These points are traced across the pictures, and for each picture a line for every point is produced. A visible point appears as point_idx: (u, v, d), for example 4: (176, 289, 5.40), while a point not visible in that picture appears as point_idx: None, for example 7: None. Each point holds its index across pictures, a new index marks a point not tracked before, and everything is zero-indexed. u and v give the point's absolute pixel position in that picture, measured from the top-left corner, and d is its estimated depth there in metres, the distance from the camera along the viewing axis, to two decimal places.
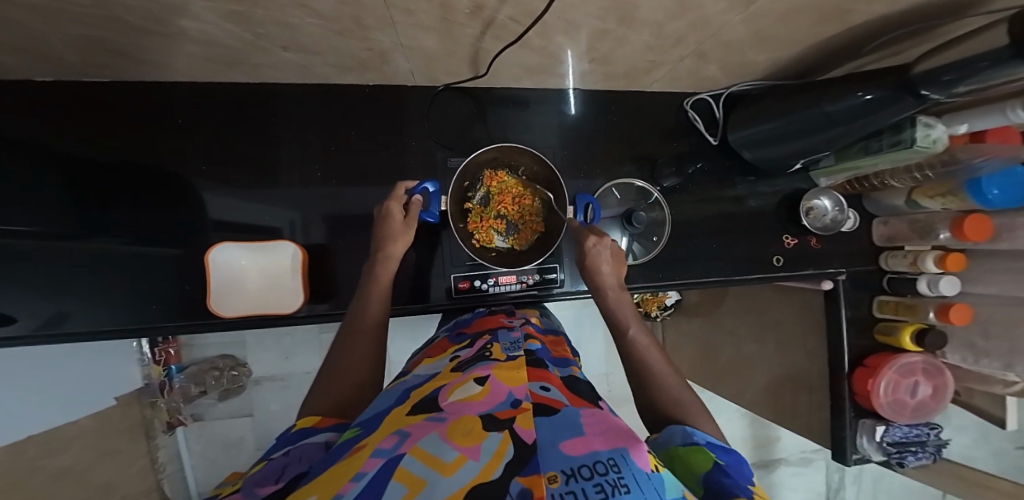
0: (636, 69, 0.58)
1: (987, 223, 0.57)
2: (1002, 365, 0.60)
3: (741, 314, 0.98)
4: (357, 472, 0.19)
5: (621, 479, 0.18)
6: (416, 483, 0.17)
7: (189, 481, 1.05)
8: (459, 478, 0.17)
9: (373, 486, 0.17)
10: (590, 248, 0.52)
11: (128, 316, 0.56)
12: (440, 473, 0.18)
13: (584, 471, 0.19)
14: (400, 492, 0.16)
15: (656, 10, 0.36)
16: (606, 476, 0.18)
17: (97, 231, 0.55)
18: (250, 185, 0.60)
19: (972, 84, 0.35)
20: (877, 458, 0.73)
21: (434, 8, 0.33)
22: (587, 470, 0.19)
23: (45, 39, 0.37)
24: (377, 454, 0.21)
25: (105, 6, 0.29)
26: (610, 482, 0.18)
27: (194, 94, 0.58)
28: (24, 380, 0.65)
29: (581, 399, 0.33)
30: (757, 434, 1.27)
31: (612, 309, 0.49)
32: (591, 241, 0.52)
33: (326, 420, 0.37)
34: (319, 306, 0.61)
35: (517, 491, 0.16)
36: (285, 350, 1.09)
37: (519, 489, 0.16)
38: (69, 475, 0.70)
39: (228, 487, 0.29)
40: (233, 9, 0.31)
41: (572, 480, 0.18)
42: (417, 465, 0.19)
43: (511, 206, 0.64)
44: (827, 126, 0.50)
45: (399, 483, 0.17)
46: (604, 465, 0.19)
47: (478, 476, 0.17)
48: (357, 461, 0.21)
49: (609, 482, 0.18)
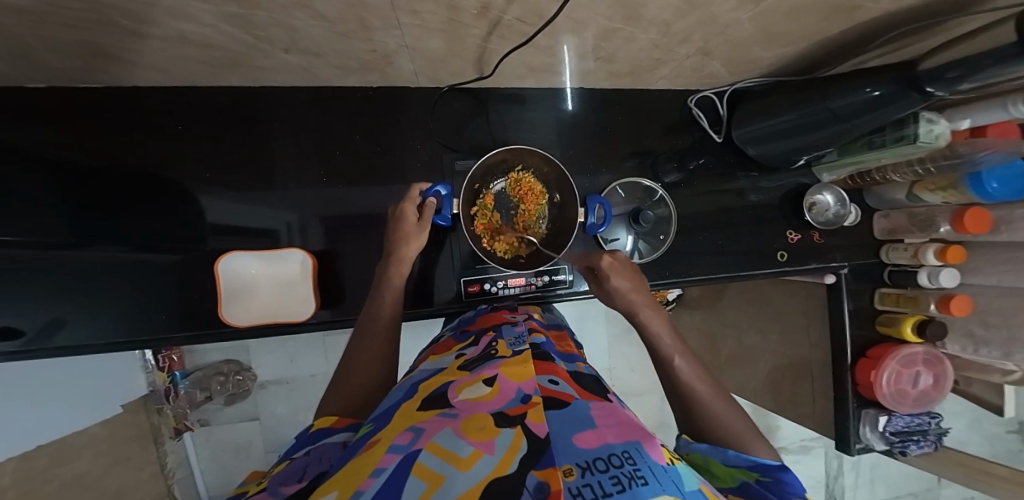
0: (642, 67, 0.58)
1: (986, 216, 0.58)
2: (1002, 353, 0.62)
3: (743, 307, 0.99)
4: (376, 468, 0.19)
5: (637, 470, 0.18)
6: (435, 479, 0.17)
7: (200, 485, 1.05)
8: (477, 473, 0.17)
9: (392, 482, 0.17)
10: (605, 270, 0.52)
11: (134, 327, 0.55)
12: (458, 468, 0.18)
13: (599, 464, 0.19)
14: (419, 487, 0.16)
15: (664, 9, 0.36)
16: (622, 468, 0.18)
17: (99, 240, 0.55)
18: (254, 191, 0.60)
19: (975, 81, 0.36)
20: (880, 448, 0.74)
21: (441, 9, 0.33)
22: (602, 463, 0.19)
23: (35, 44, 0.36)
24: (393, 450, 0.21)
25: (100, 10, 0.28)
26: (626, 474, 0.18)
27: (191, 98, 0.57)
28: (30, 392, 0.65)
29: (591, 393, 0.33)
30: (758, 424, 1.34)
31: (649, 332, 0.47)
32: (604, 263, 0.52)
33: (342, 420, 0.37)
34: (326, 313, 0.61)
35: (534, 485, 0.16)
36: (289, 353, 1.08)
37: (537, 483, 0.16)
38: (77, 483, 0.70)
39: (252, 486, 0.29)
40: (235, 11, 0.30)
41: (588, 473, 0.18)
42: (433, 460, 0.19)
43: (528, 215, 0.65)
44: (833, 122, 0.51)
45: (418, 479, 0.17)
46: (618, 458, 0.20)
47: (495, 470, 0.18)
48: (372, 457, 0.21)
49: (625, 474, 0.18)
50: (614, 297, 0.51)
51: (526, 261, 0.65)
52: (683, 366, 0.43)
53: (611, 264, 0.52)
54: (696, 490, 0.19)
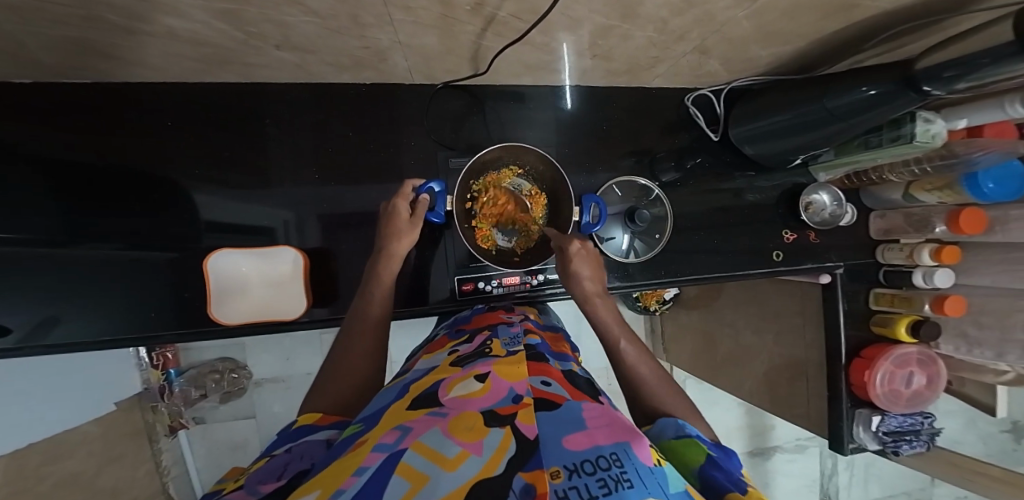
0: (639, 65, 0.58)
1: (981, 216, 0.59)
2: (995, 354, 0.63)
3: (740, 307, 1.00)
4: (360, 466, 0.19)
5: (624, 473, 0.18)
6: (419, 478, 0.17)
7: (195, 483, 1.05)
8: (463, 474, 0.17)
9: (375, 481, 0.17)
10: (573, 253, 0.53)
11: (127, 325, 0.55)
12: (444, 469, 0.18)
13: (587, 466, 0.19)
14: (403, 487, 0.16)
15: (661, 7, 0.35)
16: (609, 471, 0.18)
17: (91, 239, 0.54)
18: (247, 188, 0.59)
19: (970, 81, 0.35)
20: (873, 447, 0.75)
21: (435, 5, 0.32)
22: (590, 465, 0.19)
23: (19, 39, 0.35)
24: (379, 448, 0.21)
25: (87, 6, 0.28)
26: (614, 477, 0.18)
27: (183, 95, 0.57)
28: (18, 389, 0.64)
29: (582, 393, 0.33)
30: (754, 423, 1.35)
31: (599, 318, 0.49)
32: (574, 246, 0.53)
33: (327, 418, 0.37)
34: (320, 311, 0.61)
35: (520, 487, 0.16)
36: (285, 351, 1.08)
37: (523, 485, 0.16)
38: (70, 480, 0.70)
39: (230, 483, 0.29)
40: (225, 7, 0.30)
41: (575, 475, 0.18)
42: (419, 460, 0.19)
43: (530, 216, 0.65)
44: (828, 121, 0.50)
45: (402, 478, 0.17)
46: (606, 460, 0.19)
47: (481, 472, 0.17)
48: (358, 456, 0.21)
49: (612, 476, 0.18)
50: (573, 280, 0.52)
51: (519, 260, 0.65)
52: (627, 352, 0.45)
53: (580, 249, 0.53)
54: (683, 492, 0.19)
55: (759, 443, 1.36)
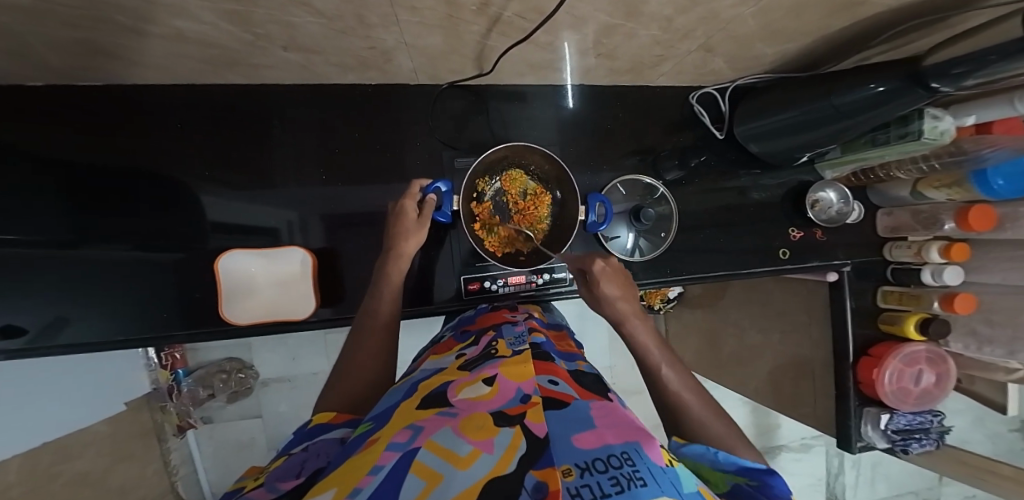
0: (643, 64, 0.58)
1: (990, 213, 0.57)
2: (1005, 352, 0.62)
3: (744, 306, 0.99)
4: (374, 465, 0.19)
5: (635, 471, 0.18)
6: (433, 477, 0.17)
7: (202, 482, 1.06)
8: (475, 472, 0.17)
9: (390, 480, 0.17)
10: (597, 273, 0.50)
11: (136, 325, 0.56)
12: (457, 467, 0.18)
13: (598, 464, 0.19)
14: (417, 486, 0.16)
15: (666, 6, 0.35)
16: (620, 469, 0.18)
17: (101, 240, 0.55)
18: (253, 189, 0.60)
19: (981, 77, 0.35)
20: (882, 446, 0.74)
21: (440, 5, 0.32)
22: (601, 463, 0.19)
23: (27, 41, 0.35)
24: (392, 447, 0.21)
25: (97, 7, 0.28)
26: (625, 475, 0.18)
27: (190, 96, 0.57)
28: (28, 391, 0.65)
29: (590, 392, 0.33)
30: (759, 422, 1.35)
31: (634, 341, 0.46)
32: (596, 266, 0.50)
33: (340, 416, 0.37)
34: (327, 310, 0.61)
35: (532, 485, 0.16)
36: (291, 350, 1.09)
37: (535, 482, 0.16)
38: (78, 481, 0.70)
39: (248, 481, 0.29)
40: (232, 9, 0.30)
41: (587, 473, 0.18)
42: (432, 459, 0.19)
43: (536, 214, 0.65)
44: (835, 118, 0.50)
45: (416, 477, 0.17)
46: (617, 459, 0.19)
47: (493, 470, 0.17)
48: (371, 455, 0.21)
49: (624, 474, 0.18)
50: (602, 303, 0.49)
51: (525, 259, 0.64)
52: (671, 375, 0.42)
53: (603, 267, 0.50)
54: (694, 491, 0.19)
55: (764, 442, 1.36)
